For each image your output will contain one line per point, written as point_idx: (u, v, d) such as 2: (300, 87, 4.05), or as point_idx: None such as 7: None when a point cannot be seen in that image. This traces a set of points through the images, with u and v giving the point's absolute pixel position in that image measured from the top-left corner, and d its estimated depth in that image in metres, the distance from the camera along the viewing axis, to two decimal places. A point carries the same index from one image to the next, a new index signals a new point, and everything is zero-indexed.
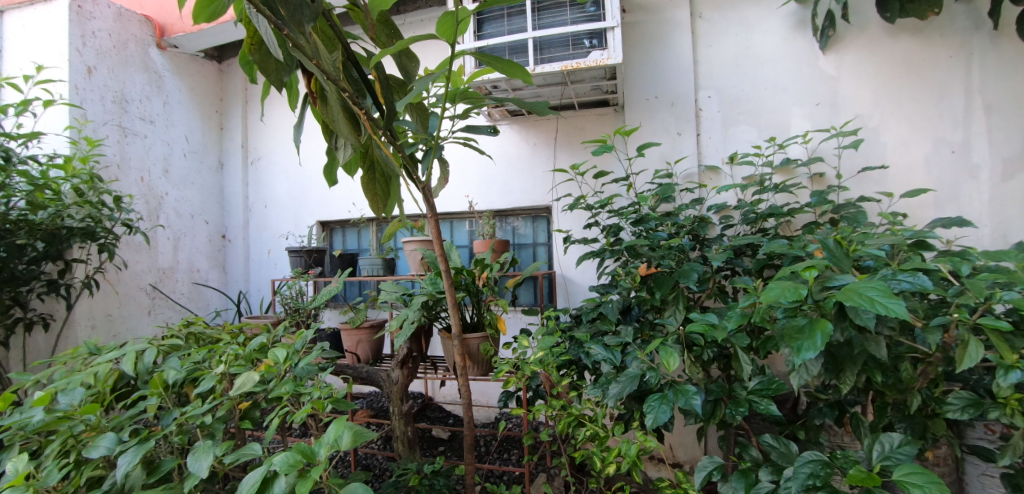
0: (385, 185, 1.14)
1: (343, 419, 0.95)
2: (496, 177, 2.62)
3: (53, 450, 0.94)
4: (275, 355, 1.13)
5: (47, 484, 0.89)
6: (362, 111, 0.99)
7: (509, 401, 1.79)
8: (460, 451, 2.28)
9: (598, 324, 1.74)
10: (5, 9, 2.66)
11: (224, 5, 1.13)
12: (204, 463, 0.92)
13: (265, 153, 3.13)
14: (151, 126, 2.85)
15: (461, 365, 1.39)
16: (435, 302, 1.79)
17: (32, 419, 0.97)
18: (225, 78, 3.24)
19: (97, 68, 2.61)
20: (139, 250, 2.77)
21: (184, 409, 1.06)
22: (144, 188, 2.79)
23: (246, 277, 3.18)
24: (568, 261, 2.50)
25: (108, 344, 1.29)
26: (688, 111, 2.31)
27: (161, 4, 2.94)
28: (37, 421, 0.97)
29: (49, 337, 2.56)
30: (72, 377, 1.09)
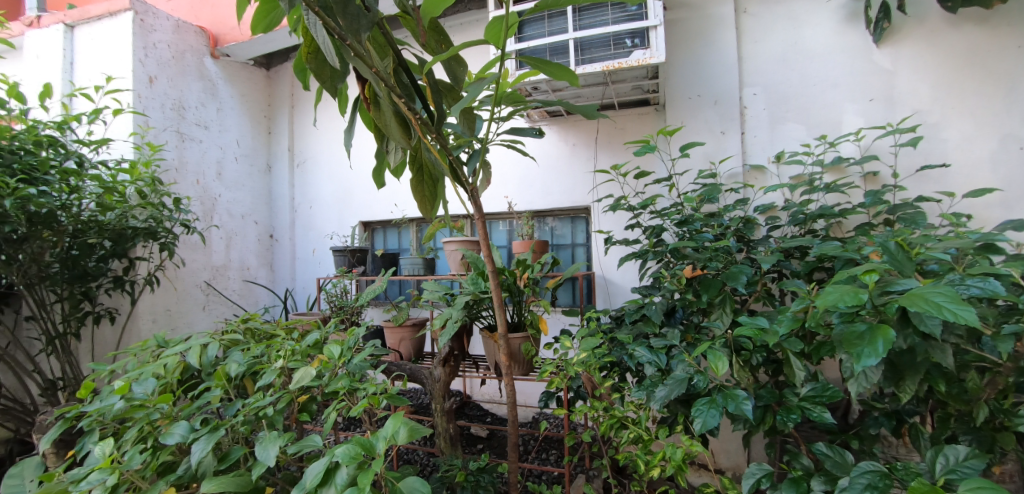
0: (433, 187, 1.16)
1: (400, 415, 0.99)
2: (535, 178, 2.63)
3: (134, 436, 1.01)
4: (330, 352, 1.18)
5: (130, 467, 0.95)
6: (413, 115, 1.02)
7: (550, 402, 1.79)
8: (499, 450, 2.31)
9: (640, 326, 1.73)
10: (76, 24, 2.84)
11: (280, 16, 1.18)
12: (271, 452, 0.98)
13: (311, 156, 3.25)
14: (206, 131, 3.01)
15: (506, 365, 1.41)
16: (477, 302, 1.81)
17: (113, 406, 1.05)
18: (274, 84, 3.38)
19: (158, 77, 2.77)
20: (196, 249, 2.92)
21: (247, 402, 1.11)
22: (200, 190, 2.94)
23: (293, 275, 3.30)
24: (609, 262, 2.48)
25: (174, 337, 1.37)
26: (733, 109, 2.25)
27: (216, 17, 3.09)
28: (118, 408, 1.05)
29: (116, 330, 2.74)
30: (145, 368, 1.17)
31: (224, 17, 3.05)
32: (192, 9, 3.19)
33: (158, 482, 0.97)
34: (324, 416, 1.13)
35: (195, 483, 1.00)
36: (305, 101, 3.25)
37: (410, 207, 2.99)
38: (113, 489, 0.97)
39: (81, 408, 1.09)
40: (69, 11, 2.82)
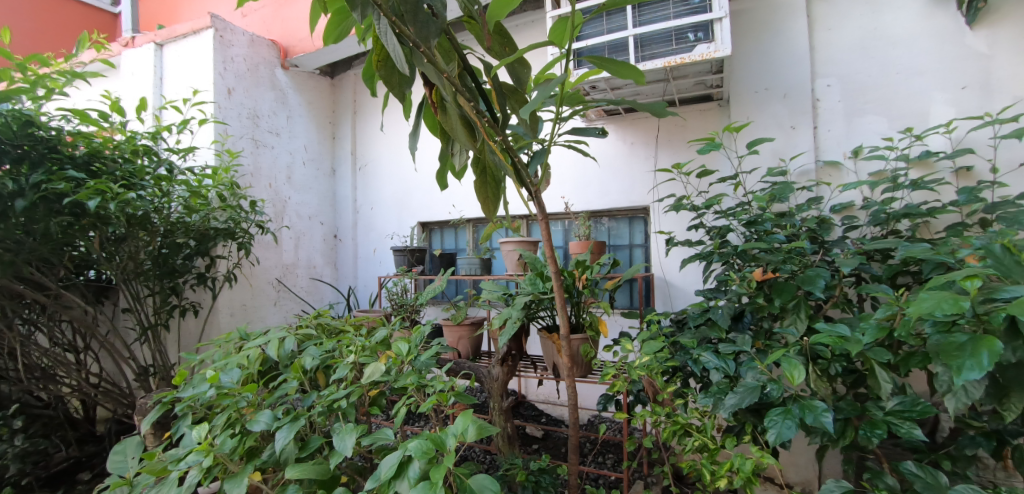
0: (496, 189, 1.17)
1: (469, 413, 1.02)
2: (592, 179, 2.61)
3: (224, 422, 1.09)
4: (399, 348, 1.22)
5: (222, 451, 1.02)
6: (478, 118, 1.04)
7: (609, 405, 1.77)
8: (555, 451, 2.30)
9: (704, 330, 1.67)
10: (165, 43, 3.09)
11: (349, 26, 1.24)
12: (348, 443, 1.02)
13: (373, 159, 3.39)
14: (278, 138, 3.19)
15: (567, 367, 1.41)
16: (536, 302, 1.82)
17: (205, 393, 1.13)
18: (338, 91, 3.54)
19: (236, 88, 2.97)
20: (269, 248, 3.11)
21: (323, 393, 1.17)
22: (273, 193, 3.13)
23: (355, 274, 3.45)
24: (670, 263, 2.42)
25: (254, 331, 1.46)
26: (805, 102, 2.13)
27: (286, 29, 3.27)
28: (209, 395, 1.13)
29: (199, 323, 2.96)
30: (230, 360, 1.26)
31: (294, 30, 3.23)
32: (265, 23, 3.39)
33: (247, 465, 1.04)
34: (393, 411, 1.17)
35: (279, 468, 1.07)
36: (367, 106, 3.40)
37: (468, 207, 3.04)
38: (207, 471, 1.04)
39: (176, 394, 1.19)
40: (159, 31, 3.07)
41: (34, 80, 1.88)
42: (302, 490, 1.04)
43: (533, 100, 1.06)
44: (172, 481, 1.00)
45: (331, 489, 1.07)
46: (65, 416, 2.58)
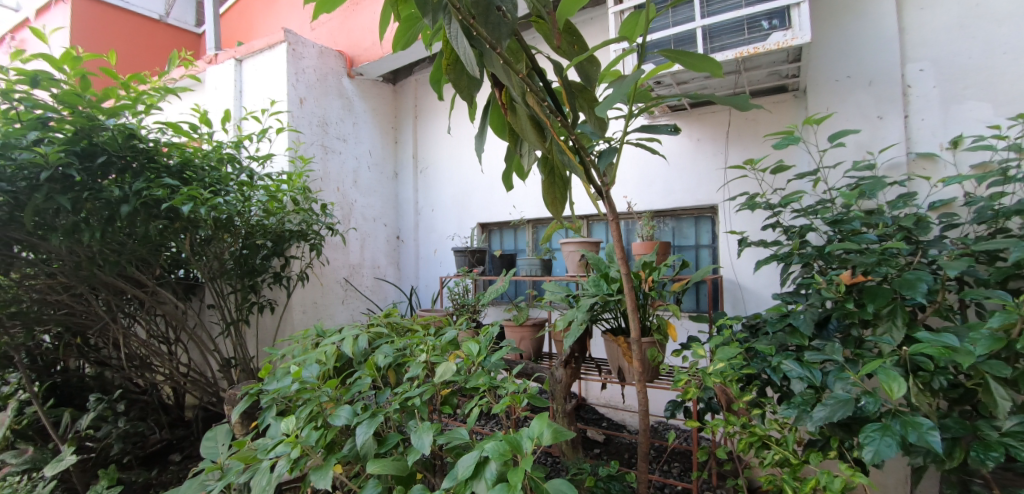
0: (564, 189, 1.16)
1: (545, 417, 1.02)
2: (656, 177, 2.53)
3: (307, 415, 1.14)
4: (469, 349, 1.24)
5: (308, 443, 1.07)
6: (548, 118, 1.03)
7: (677, 413, 1.71)
8: (618, 456, 2.25)
9: (783, 336, 1.57)
10: (244, 58, 3.30)
11: (417, 32, 1.26)
12: (425, 440, 1.05)
13: (434, 162, 3.47)
14: (345, 144, 3.33)
15: (638, 372, 1.37)
16: (601, 304, 1.78)
17: (290, 387, 1.20)
18: (399, 97, 3.67)
19: (307, 98, 3.12)
20: (337, 249, 3.25)
21: (398, 391, 1.20)
22: (341, 196, 3.27)
23: (417, 274, 3.56)
24: (742, 265, 2.30)
25: (328, 329, 1.53)
26: (893, 90, 1.97)
27: (351, 40, 3.41)
28: (294, 389, 1.19)
29: (275, 319, 3.14)
30: (308, 356, 1.32)
31: (359, 40, 3.36)
32: (332, 36, 3.55)
33: (331, 458, 1.09)
34: (466, 410, 1.19)
35: (359, 462, 1.11)
36: (427, 111, 3.50)
37: (528, 208, 3.04)
38: (295, 462, 1.10)
39: (262, 386, 1.26)
40: (238, 48, 3.28)
41: (135, 96, 2.04)
42: (381, 485, 1.07)
43: (607, 99, 1.03)
44: (263, 469, 1.06)
45: (408, 486, 1.09)
46: (159, 401, 2.82)
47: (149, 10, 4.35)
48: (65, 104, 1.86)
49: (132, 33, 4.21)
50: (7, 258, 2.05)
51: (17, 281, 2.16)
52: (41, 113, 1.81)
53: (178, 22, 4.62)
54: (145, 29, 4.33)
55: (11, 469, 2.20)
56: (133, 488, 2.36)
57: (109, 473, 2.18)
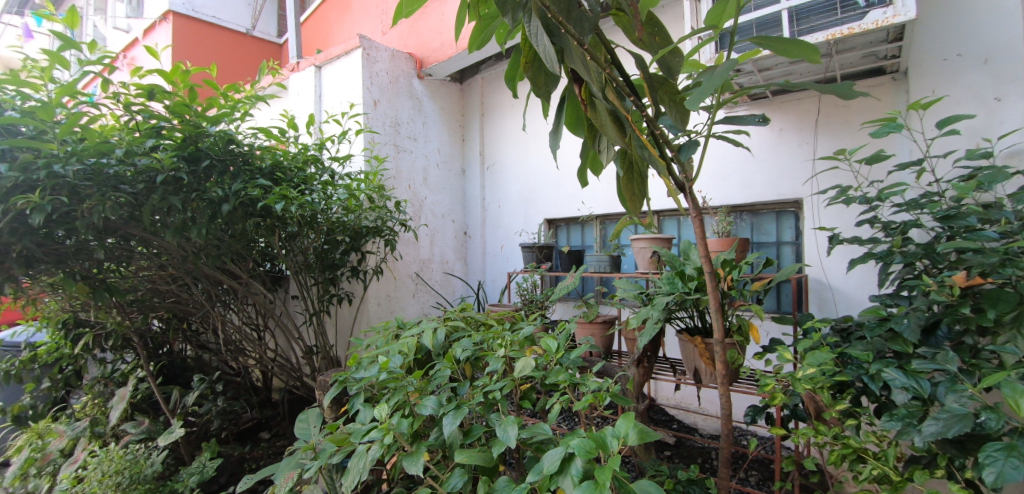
0: (642, 185, 1.14)
1: (631, 417, 1.02)
2: (733, 170, 2.42)
3: (396, 402, 1.21)
4: (549, 345, 1.26)
5: (400, 430, 1.12)
6: (628, 112, 1.02)
7: (758, 418, 1.63)
8: (691, 460, 2.18)
9: (881, 341, 1.46)
10: (323, 65, 3.49)
11: (492, 31, 1.28)
12: (511, 433, 1.07)
13: (501, 158, 3.52)
14: (416, 143, 3.43)
15: (722, 374, 1.32)
16: (678, 303, 1.73)
17: (379, 376, 1.27)
18: (466, 96, 3.75)
19: (380, 100, 3.24)
20: (409, 245, 3.37)
21: (480, 384, 1.24)
22: (412, 194, 3.38)
23: (484, 268, 3.64)
24: (831, 264, 2.15)
25: (406, 321, 1.60)
26: (1013, 68, 1.76)
27: (421, 42, 3.51)
28: (383, 378, 1.26)
29: (352, 311, 3.31)
30: (391, 347, 1.39)
31: (428, 41, 3.45)
32: (403, 40, 3.69)
33: (421, 446, 1.13)
34: (547, 406, 1.22)
35: (446, 450, 1.16)
36: (495, 108, 3.55)
37: (597, 204, 3.01)
38: (387, 446, 1.16)
39: (350, 374, 1.35)
40: (317, 55, 3.47)
41: (232, 105, 2.24)
42: (467, 474, 1.11)
43: (695, 92, 1.00)
44: (359, 453, 1.13)
45: (493, 476, 1.13)
46: (250, 383, 3.08)
47: (236, 24, 4.68)
48: (175, 114, 2.06)
49: (221, 46, 4.55)
50: (126, 252, 2.23)
51: (133, 272, 2.38)
52: (156, 123, 2.01)
53: (262, 34, 4.93)
54: (232, 42, 4.66)
55: (132, 438, 2.47)
56: (231, 461, 2.61)
57: (211, 447, 2.41)
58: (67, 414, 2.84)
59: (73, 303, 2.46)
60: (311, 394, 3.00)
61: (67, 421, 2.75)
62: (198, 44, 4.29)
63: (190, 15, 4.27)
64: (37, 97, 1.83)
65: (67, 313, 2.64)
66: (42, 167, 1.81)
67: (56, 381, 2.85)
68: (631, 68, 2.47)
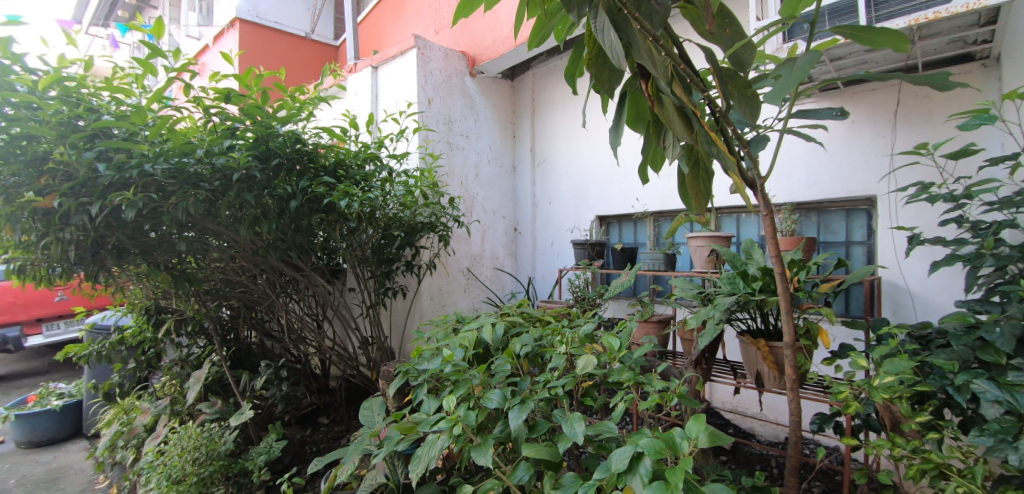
0: (707, 183, 1.11)
1: (701, 420, 1.05)
2: (798, 166, 2.30)
3: (461, 394, 1.25)
4: (610, 343, 1.26)
5: (467, 421, 1.16)
6: (695, 107, 1.00)
7: (826, 426, 1.56)
8: (748, 467, 2.11)
9: (969, 351, 1.37)
10: (379, 65, 3.59)
11: (551, 29, 1.28)
12: (578, 429, 1.09)
13: (552, 155, 3.52)
14: (468, 140, 3.48)
15: (791, 380, 1.27)
16: (740, 304, 1.67)
17: (444, 368, 1.32)
18: (517, 93, 3.77)
19: (434, 99, 3.30)
20: (462, 240, 3.43)
21: (542, 380, 1.26)
22: (464, 190, 3.43)
23: (534, 265, 3.67)
24: (909, 265, 2.02)
25: (464, 316, 1.64)
26: None
27: (473, 40, 3.55)
28: (449, 370, 1.32)
29: (406, 304, 3.41)
30: (452, 341, 1.44)
31: (480, 39, 3.49)
32: (455, 39, 3.75)
33: (487, 438, 1.16)
34: (610, 404, 1.23)
35: (510, 443, 1.19)
36: (546, 104, 3.54)
37: (652, 201, 2.95)
38: (454, 437, 1.19)
39: (414, 366, 1.40)
40: (374, 56, 3.57)
41: (299, 106, 2.35)
42: (532, 467, 1.14)
43: (773, 87, 0.97)
44: (429, 442, 1.17)
45: (558, 471, 1.15)
46: (310, 371, 3.23)
47: (296, 29, 4.89)
48: (247, 115, 2.19)
49: (282, 50, 4.78)
50: (203, 246, 2.39)
51: (208, 263, 2.54)
52: (232, 124, 2.15)
53: (320, 37, 5.13)
54: (293, 46, 4.88)
55: (208, 417, 2.66)
56: (295, 443, 2.76)
57: (277, 429, 2.55)
58: (150, 393, 3.08)
59: (155, 291, 2.66)
60: (367, 383, 3.12)
61: (150, 399, 2.99)
62: (259, 49, 4.53)
63: (254, 22, 4.51)
64: (128, 102, 1.99)
65: (150, 301, 2.86)
66: (135, 166, 1.96)
67: (139, 362, 3.10)
68: (699, 62, 2.40)
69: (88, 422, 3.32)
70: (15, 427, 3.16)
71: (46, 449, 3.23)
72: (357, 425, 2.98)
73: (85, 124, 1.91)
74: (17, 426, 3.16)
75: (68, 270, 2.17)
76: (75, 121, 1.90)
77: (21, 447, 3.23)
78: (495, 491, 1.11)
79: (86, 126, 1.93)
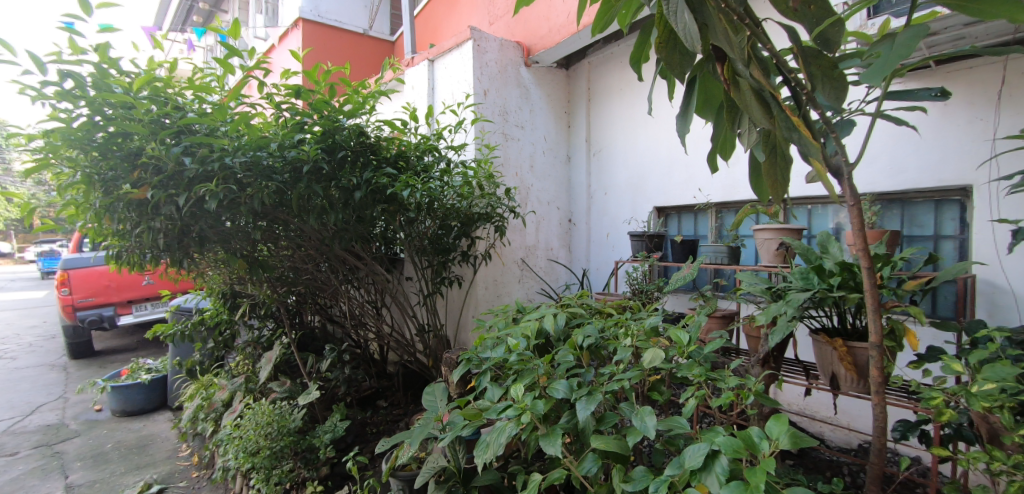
0: (786, 170, 1.05)
1: (783, 420, 1.03)
2: (881, 153, 2.13)
3: (527, 384, 1.27)
4: (679, 337, 1.24)
5: (535, 410, 1.17)
6: (775, 90, 0.95)
7: (910, 434, 1.46)
8: (819, 472, 2.00)
9: None
10: (436, 58, 3.64)
11: (615, 14, 1.26)
12: (649, 423, 1.08)
13: (608, 145, 3.46)
14: (523, 131, 3.46)
15: (877, 383, 1.19)
16: (816, 301, 1.58)
17: (510, 357, 1.35)
18: (572, 82, 3.71)
19: (489, 90, 3.30)
20: (517, 231, 3.43)
21: (608, 373, 1.25)
22: (519, 181, 3.43)
23: (589, 256, 3.63)
24: (1012, 263, 1.83)
25: (524, 306, 1.65)
26: None
27: (529, 30, 3.53)
28: (515, 359, 1.34)
29: (462, 294, 3.46)
30: (515, 330, 1.46)
31: (536, 28, 3.45)
32: (510, 30, 3.74)
33: (555, 428, 1.17)
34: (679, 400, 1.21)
35: (577, 434, 1.19)
36: (604, 92, 3.47)
37: (716, 191, 2.84)
38: (521, 425, 1.21)
39: (477, 355, 1.43)
40: (431, 49, 3.62)
41: (363, 100, 2.43)
42: (600, 458, 1.14)
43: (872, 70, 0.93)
44: (497, 429, 1.18)
45: (626, 464, 1.14)
46: (369, 355, 3.36)
47: (355, 26, 5.04)
48: (315, 110, 2.29)
49: (342, 46, 4.95)
50: (275, 234, 2.53)
51: (278, 251, 2.68)
52: (301, 119, 2.25)
53: (378, 33, 5.28)
54: (351, 42, 5.05)
55: (279, 396, 2.82)
56: (357, 423, 2.88)
57: (342, 409, 2.67)
58: (227, 371, 3.32)
59: (232, 277, 2.85)
60: (423, 369, 3.20)
61: (227, 377, 3.21)
62: (321, 46, 4.72)
63: (317, 21, 4.71)
64: (209, 100, 2.13)
65: (226, 286, 3.07)
66: (217, 160, 2.09)
67: (218, 342, 3.33)
68: (778, 41, 2.26)
69: (173, 395, 3.62)
70: (111, 398, 3.49)
71: (138, 418, 3.55)
72: (415, 410, 3.07)
73: (172, 121, 2.06)
74: (113, 396, 3.49)
75: (156, 256, 2.35)
76: (163, 119, 2.05)
77: (117, 416, 3.56)
78: (562, 480, 1.12)
79: (172, 123, 2.08)
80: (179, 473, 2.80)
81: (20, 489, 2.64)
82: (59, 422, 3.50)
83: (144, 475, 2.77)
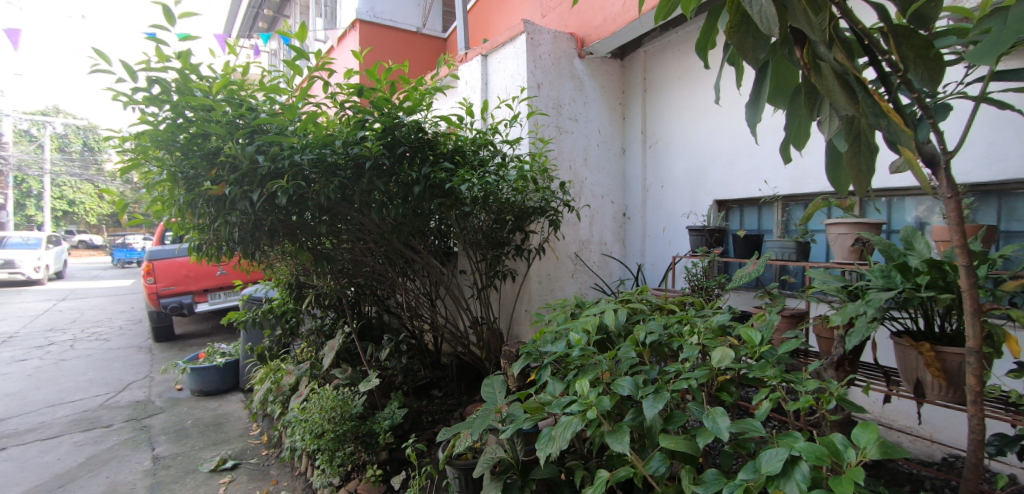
0: (870, 158, 0.99)
1: (871, 428, 0.97)
2: (976, 140, 1.96)
3: (589, 380, 1.26)
4: (751, 337, 1.20)
5: (601, 407, 1.16)
6: (861, 74, 0.89)
7: (1008, 449, 1.34)
8: (898, 485, 1.87)
9: None
10: (489, 53, 3.66)
11: (676, 2, 1.23)
12: (722, 425, 1.04)
13: (666, 137, 3.36)
14: (576, 123, 3.42)
15: (974, 392, 1.10)
16: (899, 301, 1.47)
17: (571, 352, 1.35)
18: (627, 72, 3.62)
19: (543, 83, 3.27)
20: (571, 225, 3.40)
21: (673, 371, 1.23)
22: (573, 175, 3.39)
23: (644, 251, 3.55)
24: None
25: (581, 301, 1.64)
26: None
27: (583, 20, 3.46)
28: (575, 355, 1.34)
29: (515, 288, 3.47)
30: (575, 325, 1.45)
31: (590, 18, 3.39)
32: (564, 21, 3.68)
33: (621, 426, 1.15)
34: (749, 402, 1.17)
35: (642, 433, 1.17)
36: (661, 82, 3.37)
37: (785, 183, 2.70)
38: (585, 421, 1.20)
39: (538, 349, 1.44)
40: (484, 44, 3.64)
41: (421, 97, 2.47)
42: (667, 459, 1.11)
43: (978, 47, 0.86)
44: (562, 424, 1.18)
45: (695, 466, 1.12)
46: (423, 346, 3.44)
47: (409, 24, 5.15)
48: (376, 107, 2.35)
49: (397, 45, 5.07)
50: (337, 228, 2.63)
51: (338, 245, 2.78)
52: (363, 116, 2.30)
53: (431, 31, 5.37)
54: (405, 40, 5.16)
55: (341, 382, 2.94)
56: (413, 411, 2.96)
57: (399, 398, 2.75)
58: (292, 357, 3.50)
59: (297, 269, 3.00)
60: (477, 361, 3.24)
61: (292, 362, 3.39)
62: (377, 45, 4.86)
63: (372, 22, 4.85)
64: (278, 101, 2.24)
65: (291, 276, 3.24)
66: (287, 157, 2.20)
67: (285, 329, 3.53)
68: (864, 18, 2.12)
69: (244, 378, 3.87)
70: (191, 378, 3.77)
71: (213, 398, 3.82)
72: (468, 400, 3.12)
73: (245, 122, 2.18)
74: (192, 377, 3.77)
75: (231, 248, 2.50)
76: (237, 120, 2.18)
77: (196, 396, 3.84)
78: (628, 479, 1.11)
79: (245, 124, 2.20)
80: (250, 451, 2.99)
81: (115, 458, 2.91)
82: (146, 398, 3.83)
83: (220, 451, 2.98)
